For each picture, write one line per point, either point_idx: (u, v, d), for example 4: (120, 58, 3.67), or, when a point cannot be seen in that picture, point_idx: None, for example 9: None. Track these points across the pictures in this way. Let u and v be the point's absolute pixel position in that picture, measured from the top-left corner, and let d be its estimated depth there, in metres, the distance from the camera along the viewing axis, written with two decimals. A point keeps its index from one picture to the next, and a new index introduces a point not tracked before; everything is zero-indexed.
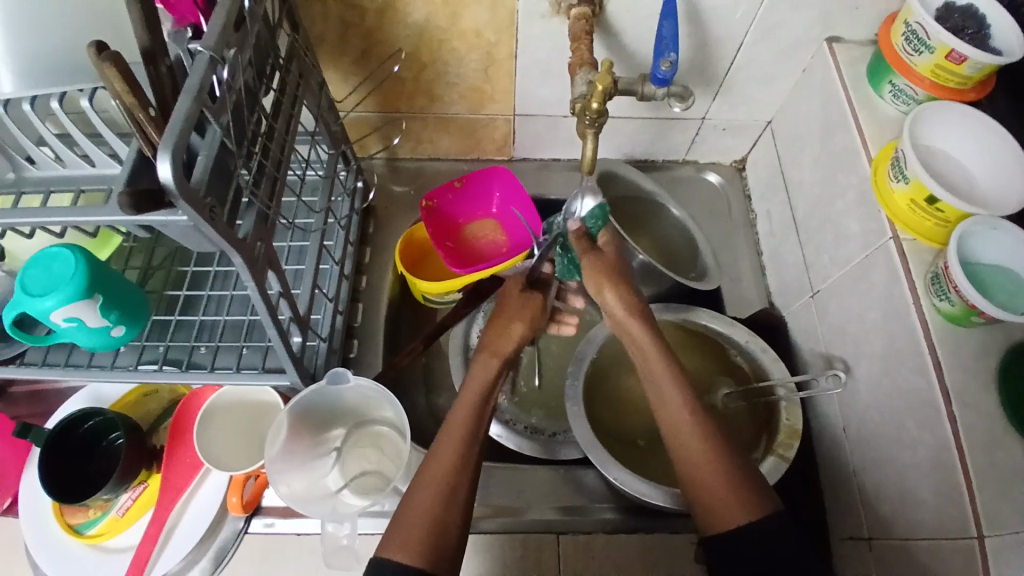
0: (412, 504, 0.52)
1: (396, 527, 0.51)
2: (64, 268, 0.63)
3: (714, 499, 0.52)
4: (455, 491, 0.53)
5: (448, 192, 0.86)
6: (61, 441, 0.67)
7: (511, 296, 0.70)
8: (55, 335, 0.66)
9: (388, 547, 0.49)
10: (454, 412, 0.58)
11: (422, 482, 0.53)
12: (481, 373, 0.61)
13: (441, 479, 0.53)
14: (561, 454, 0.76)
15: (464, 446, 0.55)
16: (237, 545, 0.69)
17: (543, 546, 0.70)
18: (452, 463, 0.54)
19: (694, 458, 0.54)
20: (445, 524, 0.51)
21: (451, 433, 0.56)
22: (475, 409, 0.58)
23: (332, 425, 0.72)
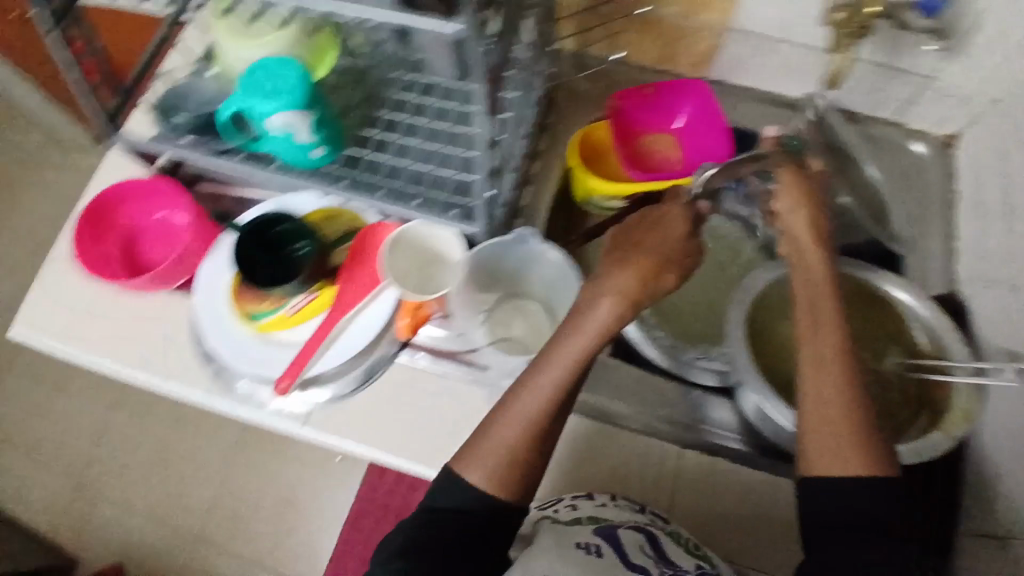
0: (498, 428, 0.59)
1: (471, 447, 0.59)
2: (291, 76, 0.68)
3: (836, 456, 0.55)
4: (540, 429, 0.59)
5: (638, 96, 0.83)
6: (257, 236, 0.72)
7: (634, 262, 0.64)
8: (264, 140, 0.71)
9: (462, 468, 0.58)
10: (550, 342, 0.62)
11: (510, 413, 0.59)
12: (597, 322, 0.61)
13: (527, 412, 0.59)
14: (695, 376, 0.77)
15: (554, 399, 0.59)
16: (385, 368, 0.73)
17: (668, 454, 0.72)
18: (533, 412, 0.59)
19: (838, 465, 0.55)
20: (522, 454, 0.58)
21: (563, 350, 0.60)
22: (585, 352, 0.60)
23: (491, 287, 0.76)
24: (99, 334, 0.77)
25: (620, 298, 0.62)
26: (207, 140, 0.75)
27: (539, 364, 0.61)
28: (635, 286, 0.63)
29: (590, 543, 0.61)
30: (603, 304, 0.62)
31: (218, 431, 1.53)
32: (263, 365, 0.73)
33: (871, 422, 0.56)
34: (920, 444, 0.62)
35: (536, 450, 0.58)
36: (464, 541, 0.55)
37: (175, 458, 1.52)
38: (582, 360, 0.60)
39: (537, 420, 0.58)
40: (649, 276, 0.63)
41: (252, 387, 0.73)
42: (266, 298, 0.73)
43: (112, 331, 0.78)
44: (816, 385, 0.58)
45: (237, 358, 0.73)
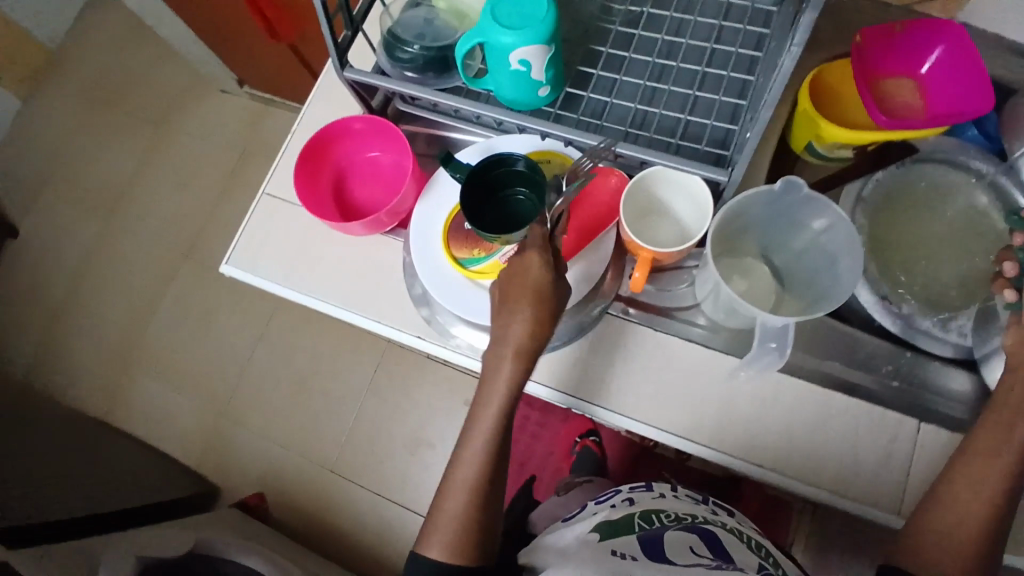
0: (448, 496, 0.67)
1: (431, 524, 0.67)
2: (536, 8, 0.64)
3: (937, 555, 0.58)
4: (478, 512, 0.66)
5: (883, 36, 0.76)
6: (479, 179, 0.69)
7: (526, 294, 0.62)
8: (494, 75, 0.69)
9: (424, 548, 0.67)
10: (480, 395, 0.67)
11: (450, 486, 0.68)
12: (504, 389, 0.65)
13: (461, 487, 0.67)
14: (926, 344, 0.71)
15: (477, 492, 0.66)
16: (597, 321, 0.72)
17: (901, 425, 0.68)
18: (490, 427, 0.66)
19: (946, 560, 0.57)
20: (478, 524, 0.66)
21: (485, 402, 0.66)
22: (503, 404, 0.65)
23: (739, 244, 0.71)
24: (308, 273, 0.77)
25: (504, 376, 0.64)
26: (430, 74, 0.73)
27: (474, 417, 0.67)
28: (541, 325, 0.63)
29: (626, 552, 0.61)
30: (506, 361, 0.64)
31: (351, 365, 1.58)
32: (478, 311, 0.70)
33: (995, 522, 0.58)
34: None
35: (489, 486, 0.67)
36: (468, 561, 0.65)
37: (310, 387, 1.58)
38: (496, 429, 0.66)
39: (470, 514, 0.66)
40: (543, 299, 0.62)
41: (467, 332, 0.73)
42: (480, 244, 0.69)
43: (321, 270, 0.78)
44: (968, 469, 0.60)
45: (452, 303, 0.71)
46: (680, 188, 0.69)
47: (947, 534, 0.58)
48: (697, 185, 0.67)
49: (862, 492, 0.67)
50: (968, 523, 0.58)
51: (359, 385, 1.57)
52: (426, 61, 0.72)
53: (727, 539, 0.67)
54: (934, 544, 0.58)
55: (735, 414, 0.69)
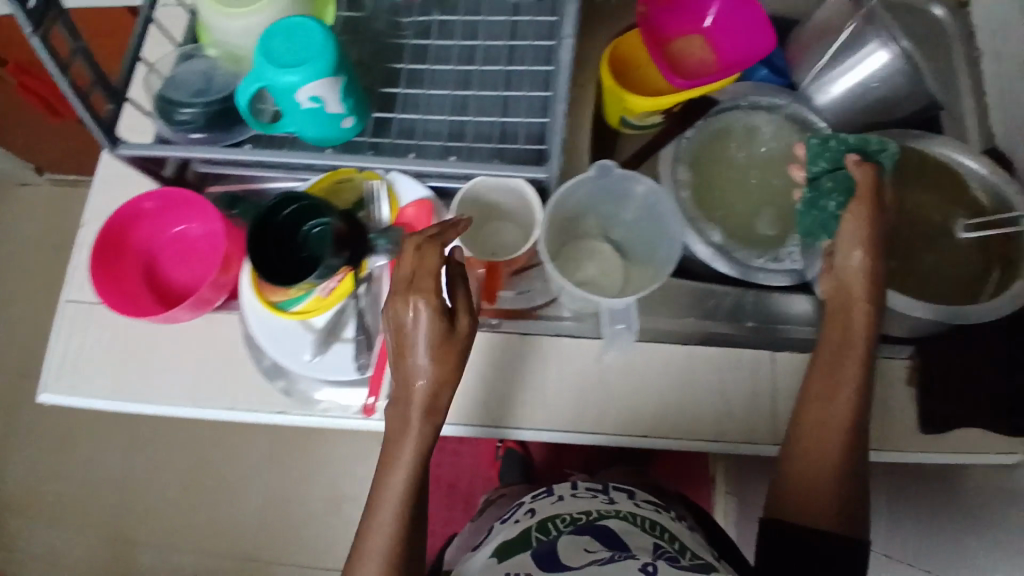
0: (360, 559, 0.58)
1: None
2: (312, 39, 0.60)
3: (815, 492, 0.60)
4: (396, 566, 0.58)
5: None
6: (264, 230, 0.64)
7: (432, 341, 0.54)
8: (289, 116, 0.64)
9: None
10: (381, 473, 0.59)
11: (358, 558, 0.58)
12: (414, 447, 0.57)
13: (377, 551, 0.58)
14: (762, 278, 0.74)
15: (391, 548, 0.58)
16: (469, 340, 0.72)
17: (759, 361, 0.72)
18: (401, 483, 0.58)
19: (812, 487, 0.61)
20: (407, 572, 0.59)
21: (391, 463, 0.58)
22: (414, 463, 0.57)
23: (580, 227, 0.74)
24: (140, 378, 0.70)
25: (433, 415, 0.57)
26: (221, 130, 0.67)
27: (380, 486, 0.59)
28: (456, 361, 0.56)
29: (528, 571, 0.61)
30: (415, 417, 0.56)
31: (244, 438, 1.46)
32: (332, 369, 0.68)
33: (859, 450, 0.62)
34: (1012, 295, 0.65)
35: (407, 541, 0.59)
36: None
37: (207, 474, 1.44)
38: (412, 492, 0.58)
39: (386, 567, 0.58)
40: (444, 341, 0.55)
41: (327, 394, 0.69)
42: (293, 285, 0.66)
43: (151, 373, 0.70)
44: (821, 383, 0.64)
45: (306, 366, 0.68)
46: (517, 193, 0.67)
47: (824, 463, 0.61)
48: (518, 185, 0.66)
49: (742, 436, 0.70)
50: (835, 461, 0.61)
51: (260, 458, 1.44)
52: (211, 117, 0.66)
53: (621, 526, 0.66)
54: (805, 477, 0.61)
55: (615, 394, 0.70)
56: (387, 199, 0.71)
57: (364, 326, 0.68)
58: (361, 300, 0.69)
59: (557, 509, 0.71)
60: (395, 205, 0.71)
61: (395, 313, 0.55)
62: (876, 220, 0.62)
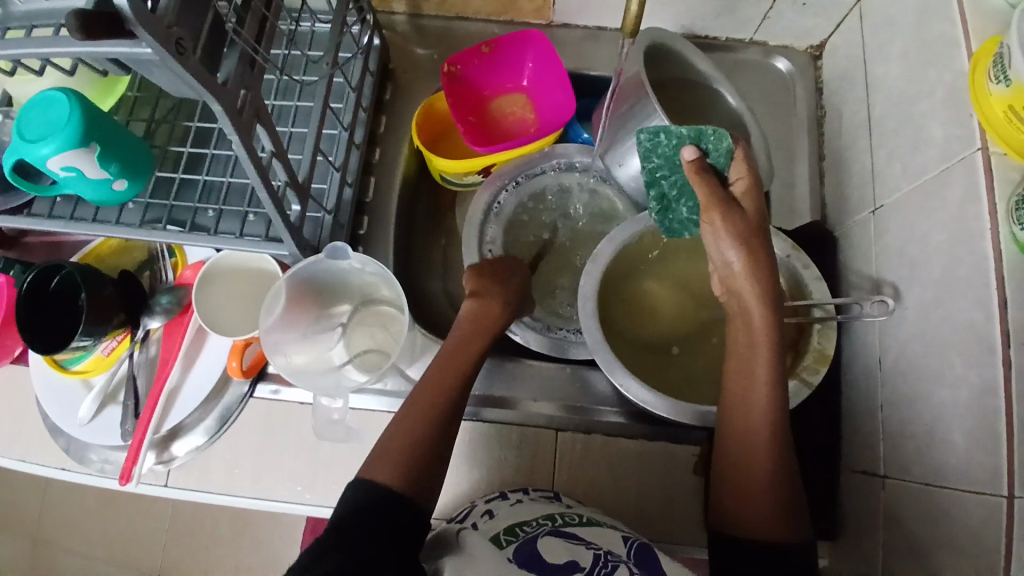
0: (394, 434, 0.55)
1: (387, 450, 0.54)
2: (61, 112, 0.60)
3: (749, 478, 0.54)
4: (420, 475, 0.53)
5: (474, 58, 0.76)
6: (35, 297, 0.64)
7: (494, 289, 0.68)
8: (59, 185, 0.65)
9: (370, 473, 0.53)
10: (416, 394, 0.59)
11: (381, 450, 0.54)
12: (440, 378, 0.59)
13: (407, 436, 0.55)
14: (571, 353, 0.71)
15: (415, 447, 0.54)
16: (242, 408, 0.69)
17: (542, 440, 0.69)
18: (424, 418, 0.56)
19: (749, 476, 0.54)
20: (419, 470, 0.53)
21: (420, 396, 0.58)
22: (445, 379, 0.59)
23: (338, 301, 0.71)
24: None
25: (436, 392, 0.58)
26: (3, 196, 0.68)
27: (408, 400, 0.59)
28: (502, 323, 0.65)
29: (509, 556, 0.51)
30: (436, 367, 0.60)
31: None
32: (104, 433, 0.68)
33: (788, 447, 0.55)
34: None
35: (436, 437, 0.56)
36: (370, 527, 0.48)
37: None
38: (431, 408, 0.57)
39: (416, 461, 0.54)
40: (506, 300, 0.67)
41: (104, 454, 0.68)
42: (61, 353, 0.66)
43: None
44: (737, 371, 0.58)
45: (80, 426, 0.68)
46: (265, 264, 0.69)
47: (754, 447, 0.55)
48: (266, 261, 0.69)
49: None
50: (775, 441, 0.55)
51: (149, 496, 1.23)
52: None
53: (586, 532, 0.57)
54: (748, 466, 0.55)
55: None
56: (171, 258, 0.72)
57: (131, 389, 0.68)
58: (135, 361, 0.69)
59: (512, 514, 0.59)
60: (179, 263, 0.72)
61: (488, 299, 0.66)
62: (733, 217, 0.57)
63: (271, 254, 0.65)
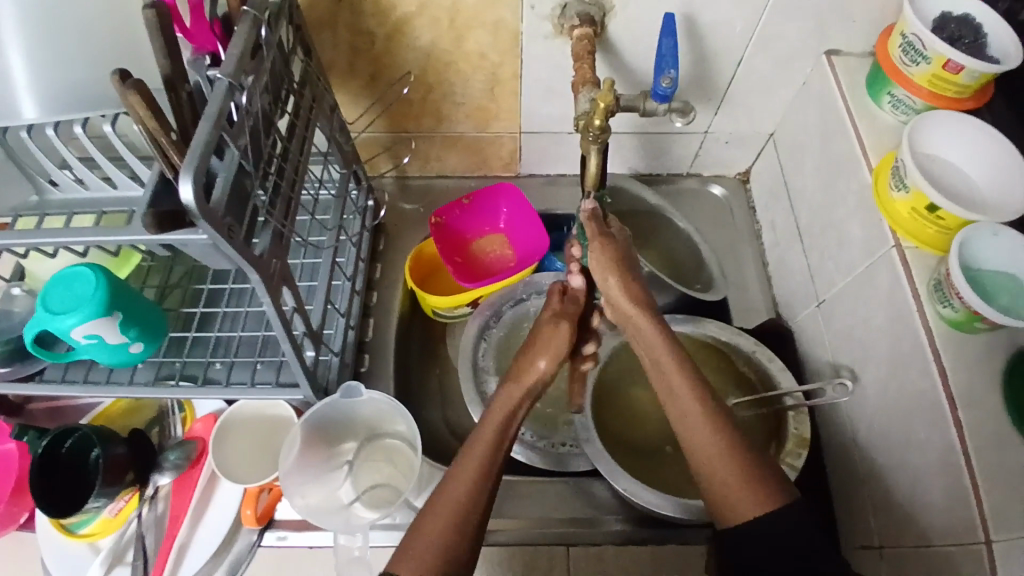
0: (431, 515, 0.49)
1: (408, 544, 0.48)
2: (86, 287, 0.65)
3: (727, 493, 0.49)
4: (456, 539, 0.48)
5: (455, 209, 0.87)
6: (47, 463, 0.66)
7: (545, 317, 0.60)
8: (75, 351, 0.68)
9: (394, 567, 0.47)
10: (463, 452, 0.53)
11: (425, 525, 0.49)
12: (504, 404, 0.56)
13: (455, 504, 0.50)
14: (571, 466, 0.75)
15: (460, 519, 0.49)
16: (251, 558, 0.70)
17: (554, 557, 0.71)
18: (473, 476, 0.51)
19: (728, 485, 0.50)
20: (451, 550, 0.48)
21: (469, 458, 0.52)
22: (494, 441, 0.53)
23: (345, 438, 0.74)
24: None
25: (492, 441, 0.53)
26: (19, 365, 0.71)
27: (454, 464, 0.52)
28: (557, 352, 0.58)
29: None
30: (507, 390, 0.57)
31: None
32: None
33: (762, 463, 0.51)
34: None
35: (477, 519, 0.50)
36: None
37: None
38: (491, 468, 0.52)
39: (454, 527, 0.48)
40: (560, 352, 0.58)
41: None
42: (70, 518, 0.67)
43: None
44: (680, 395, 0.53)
45: None
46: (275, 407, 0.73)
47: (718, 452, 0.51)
48: (280, 405, 0.73)
49: None
50: (737, 456, 0.50)
51: None
52: (9, 355, 0.70)
53: None
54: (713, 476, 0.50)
55: None
56: (181, 413, 0.76)
57: (139, 549, 0.68)
58: (142, 520, 0.70)
59: None
60: (189, 417, 0.76)
61: (538, 324, 0.60)
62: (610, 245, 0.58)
63: (284, 399, 0.70)
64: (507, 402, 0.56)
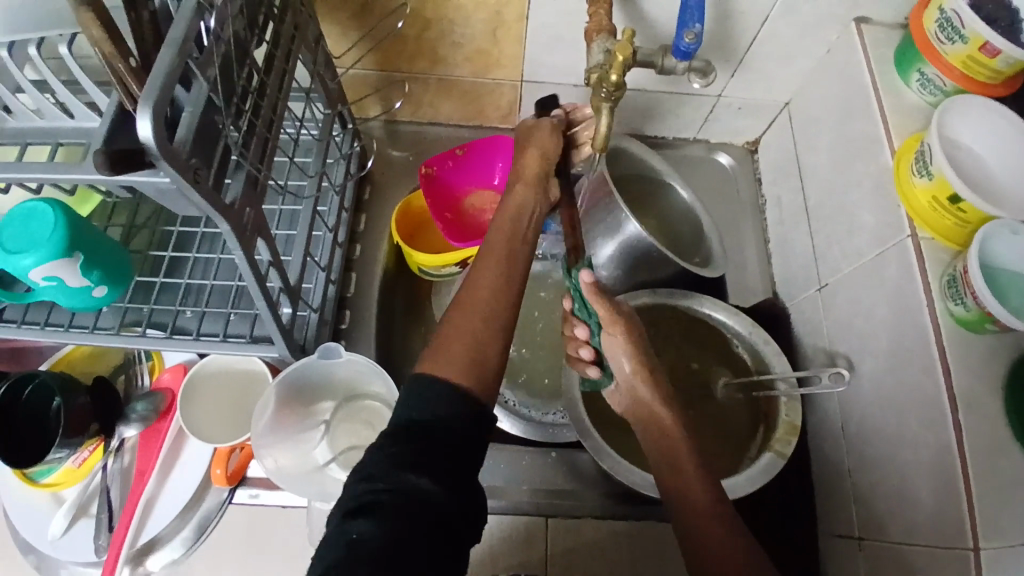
0: (459, 308, 0.50)
1: (437, 344, 0.48)
2: (43, 225, 0.59)
3: None
4: (491, 320, 0.50)
5: (448, 161, 0.81)
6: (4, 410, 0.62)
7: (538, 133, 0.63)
8: (34, 293, 0.63)
9: (430, 365, 0.46)
10: (484, 249, 0.55)
11: (457, 320, 0.50)
12: (510, 208, 0.58)
13: (481, 298, 0.51)
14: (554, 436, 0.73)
15: (491, 301, 0.51)
16: (220, 516, 0.67)
17: (533, 527, 0.70)
18: (476, 325, 0.49)
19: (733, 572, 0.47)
20: (485, 341, 0.49)
21: (486, 254, 0.54)
22: (509, 237, 0.56)
23: (322, 398, 0.70)
24: None
25: (511, 232, 0.56)
26: None
27: (475, 264, 0.54)
28: (549, 152, 0.62)
29: None
30: (519, 189, 0.59)
31: None
32: (75, 550, 0.65)
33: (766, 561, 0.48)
34: (759, 467, 0.63)
35: (505, 329, 0.50)
36: (448, 444, 0.42)
37: None
38: (511, 257, 0.54)
39: (485, 306, 0.50)
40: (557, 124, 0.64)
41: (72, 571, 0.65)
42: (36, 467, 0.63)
43: None
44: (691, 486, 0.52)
45: (54, 543, 0.65)
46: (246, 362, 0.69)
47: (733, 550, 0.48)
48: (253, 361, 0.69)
49: None
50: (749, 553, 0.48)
51: None
52: None
53: None
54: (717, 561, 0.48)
55: None
56: (148, 362, 0.72)
57: (104, 502, 0.65)
58: (108, 471, 0.67)
59: None
60: (157, 367, 0.72)
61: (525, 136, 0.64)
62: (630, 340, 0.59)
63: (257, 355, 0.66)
64: (498, 238, 0.55)
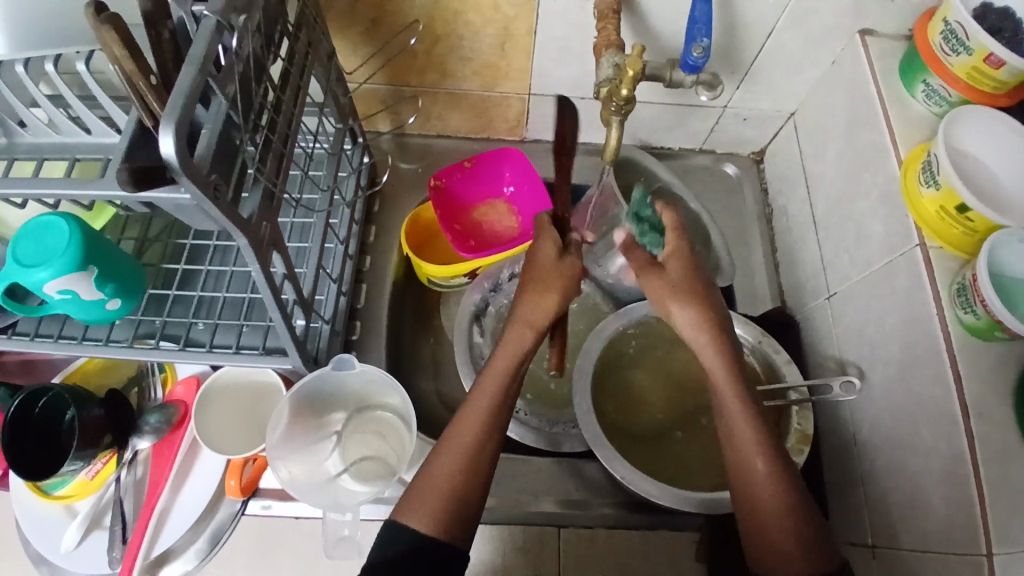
0: (437, 464, 0.54)
1: (411, 495, 0.54)
2: (58, 239, 0.60)
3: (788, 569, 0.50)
4: (467, 491, 0.53)
5: (457, 172, 0.82)
6: (20, 423, 0.62)
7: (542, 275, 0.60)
8: (47, 307, 0.63)
9: (403, 514, 0.52)
10: (476, 387, 0.57)
11: (431, 473, 0.54)
12: (509, 349, 0.58)
13: (458, 457, 0.54)
14: (565, 446, 0.73)
15: (467, 463, 0.54)
16: (233, 528, 0.67)
17: (544, 537, 0.70)
18: (450, 480, 0.53)
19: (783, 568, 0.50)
20: (462, 500, 0.53)
21: (471, 408, 0.56)
22: (503, 383, 0.57)
23: (333, 409, 0.71)
24: None
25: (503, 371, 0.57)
26: None
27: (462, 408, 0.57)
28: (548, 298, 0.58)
29: None
30: (517, 330, 0.58)
31: None
32: (88, 562, 0.65)
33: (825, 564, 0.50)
34: None
35: (484, 477, 0.54)
36: (430, 560, 0.50)
37: None
38: (496, 418, 0.56)
39: (462, 466, 0.54)
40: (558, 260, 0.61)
41: None
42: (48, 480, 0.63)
43: None
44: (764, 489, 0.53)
45: (65, 556, 0.65)
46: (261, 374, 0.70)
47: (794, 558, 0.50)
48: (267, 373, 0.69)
49: None
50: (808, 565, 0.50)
51: None
52: None
53: None
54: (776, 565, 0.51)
55: None
56: (161, 374, 0.72)
57: (117, 515, 0.65)
58: (121, 484, 0.67)
59: None
60: (170, 379, 0.72)
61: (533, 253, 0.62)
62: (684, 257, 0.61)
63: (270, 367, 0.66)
64: (490, 388, 0.56)
